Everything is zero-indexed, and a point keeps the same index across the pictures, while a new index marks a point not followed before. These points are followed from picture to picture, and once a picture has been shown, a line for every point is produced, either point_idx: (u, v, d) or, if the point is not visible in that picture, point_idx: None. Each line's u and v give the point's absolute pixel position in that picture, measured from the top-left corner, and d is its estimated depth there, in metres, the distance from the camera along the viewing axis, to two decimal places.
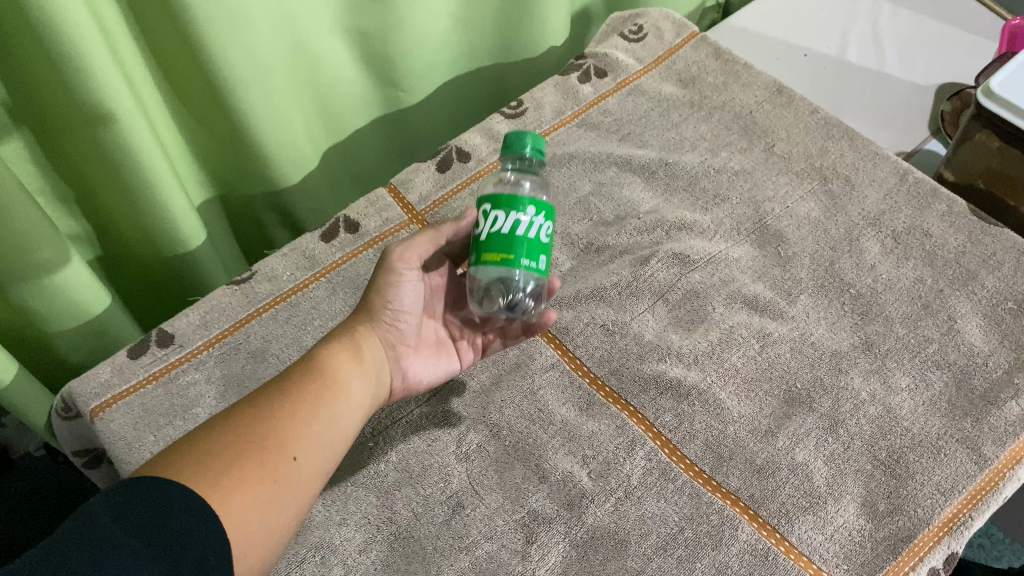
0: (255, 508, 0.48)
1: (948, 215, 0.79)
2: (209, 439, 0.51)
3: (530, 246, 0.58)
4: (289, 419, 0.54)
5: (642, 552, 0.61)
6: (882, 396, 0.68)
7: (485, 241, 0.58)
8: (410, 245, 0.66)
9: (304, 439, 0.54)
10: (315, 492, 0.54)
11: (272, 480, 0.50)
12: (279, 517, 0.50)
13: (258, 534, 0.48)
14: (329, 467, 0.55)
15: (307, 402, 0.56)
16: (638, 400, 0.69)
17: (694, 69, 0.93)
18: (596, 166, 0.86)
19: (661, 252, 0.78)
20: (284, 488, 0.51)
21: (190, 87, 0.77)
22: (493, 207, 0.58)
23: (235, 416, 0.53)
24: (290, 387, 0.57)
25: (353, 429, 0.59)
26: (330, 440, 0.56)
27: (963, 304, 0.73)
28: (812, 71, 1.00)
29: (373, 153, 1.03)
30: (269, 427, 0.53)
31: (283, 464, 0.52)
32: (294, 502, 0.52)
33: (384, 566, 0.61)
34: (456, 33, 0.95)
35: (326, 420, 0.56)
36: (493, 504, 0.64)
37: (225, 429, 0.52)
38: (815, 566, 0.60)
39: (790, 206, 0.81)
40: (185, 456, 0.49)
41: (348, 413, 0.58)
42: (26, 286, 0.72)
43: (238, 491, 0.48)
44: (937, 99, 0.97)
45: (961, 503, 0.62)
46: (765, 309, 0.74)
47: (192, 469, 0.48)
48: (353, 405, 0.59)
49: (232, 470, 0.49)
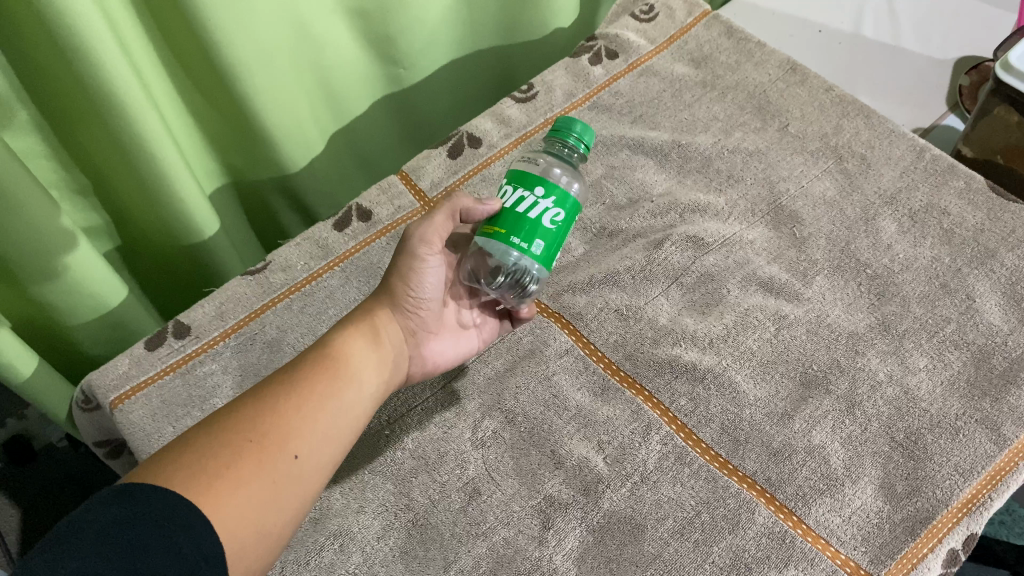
0: (248, 509, 0.48)
1: (965, 192, 0.78)
2: (206, 437, 0.51)
3: (521, 225, 0.58)
4: (293, 413, 0.54)
5: (658, 537, 0.61)
6: (900, 376, 0.68)
7: (493, 215, 0.61)
8: (432, 226, 0.63)
9: (305, 433, 0.53)
10: (318, 489, 0.54)
11: (269, 478, 0.50)
12: (279, 515, 0.50)
13: (254, 535, 0.48)
14: (333, 462, 0.55)
15: (314, 396, 0.56)
16: (653, 384, 0.69)
17: (706, 48, 0.92)
18: (608, 149, 0.85)
19: (675, 235, 0.77)
20: (282, 487, 0.51)
21: (199, 76, 0.77)
22: (510, 183, 0.61)
23: (239, 409, 0.53)
24: (295, 380, 0.56)
25: (360, 419, 0.58)
26: (335, 433, 0.55)
27: (982, 283, 0.72)
28: (826, 48, 0.99)
29: (380, 135, 1.03)
30: (270, 422, 0.53)
31: (283, 461, 0.52)
32: (294, 499, 0.51)
33: (402, 554, 0.62)
34: (456, 10, 0.94)
35: (331, 413, 0.56)
36: (510, 490, 0.64)
37: (225, 425, 0.52)
38: (833, 549, 0.60)
39: (805, 186, 0.80)
40: (180, 456, 0.49)
41: (358, 404, 0.58)
42: (54, 289, 0.74)
43: (233, 492, 0.48)
44: (955, 73, 0.96)
45: (981, 483, 0.62)
46: (780, 291, 0.74)
47: (190, 469, 0.48)
48: (363, 397, 0.59)
49: (227, 470, 0.49)
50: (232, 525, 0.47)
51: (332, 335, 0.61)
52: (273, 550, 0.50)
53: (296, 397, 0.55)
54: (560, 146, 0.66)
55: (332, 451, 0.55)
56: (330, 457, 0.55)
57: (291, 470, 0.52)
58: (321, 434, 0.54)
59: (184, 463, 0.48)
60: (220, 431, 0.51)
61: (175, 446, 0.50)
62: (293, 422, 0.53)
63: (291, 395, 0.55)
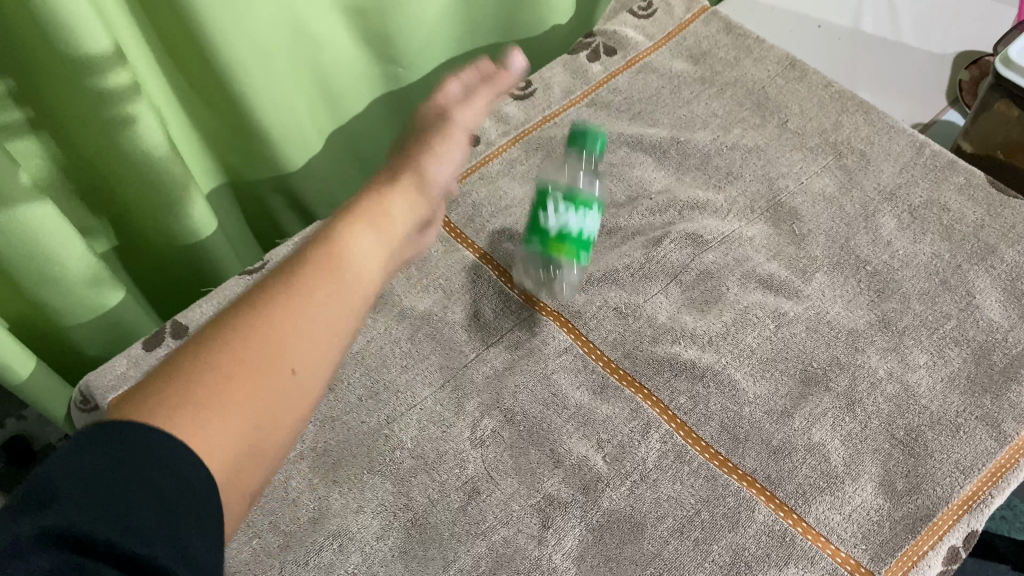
0: (247, 428, 0.41)
1: (965, 187, 0.78)
2: (195, 354, 0.42)
3: (578, 239, 0.70)
4: (285, 317, 0.45)
5: (658, 535, 0.61)
6: (900, 374, 0.67)
7: (546, 230, 0.70)
8: (474, 101, 0.74)
9: (301, 343, 0.45)
10: (316, 396, 0.46)
11: (264, 396, 0.42)
12: (283, 430, 0.44)
13: (258, 452, 0.42)
14: (339, 350, 0.47)
15: (313, 298, 0.46)
16: (652, 382, 0.69)
17: (705, 44, 0.92)
18: (607, 146, 0.85)
19: (674, 233, 0.77)
20: (281, 400, 0.43)
21: (197, 78, 0.77)
22: (561, 203, 0.71)
23: (219, 321, 0.44)
24: (290, 279, 0.47)
25: (373, 281, 0.52)
26: (349, 329, 0.49)
27: (982, 279, 0.72)
28: (826, 43, 0.99)
29: (379, 134, 1.03)
30: (259, 329, 0.44)
31: (278, 377, 0.43)
32: (293, 411, 0.44)
33: (401, 554, 0.61)
34: (454, 8, 0.94)
35: (342, 303, 0.48)
36: (509, 489, 0.64)
37: (208, 341, 0.43)
38: (834, 547, 0.60)
39: (804, 182, 0.80)
40: (163, 374, 0.41)
41: (366, 281, 0.51)
42: (51, 289, 0.74)
43: (221, 414, 0.40)
44: (954, 68, 0.95)
45: (982, 480, 0.62)
46: (779, 288, 0.74)
47: (160, 402, 0.39)
48: (369, 275, 0.52)
49: (219, 385, 0.41)
50: (216, 449, 0.39)
51: (331, 225, 0.54)
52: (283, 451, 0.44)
53: (288, 295, 0.46)
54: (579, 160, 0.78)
55: (344, 345, 0.48)
56: (329, 366, 0.47)
57: (288, 385, 0.43)
58: (316, 341, 0.45)
59: (153, 395, 0.39)
60: (202, 348, 0.42)
61: (151, 376, 0.41)
62: (287, 326, 0.45)
63: (287, 296, 0.46)
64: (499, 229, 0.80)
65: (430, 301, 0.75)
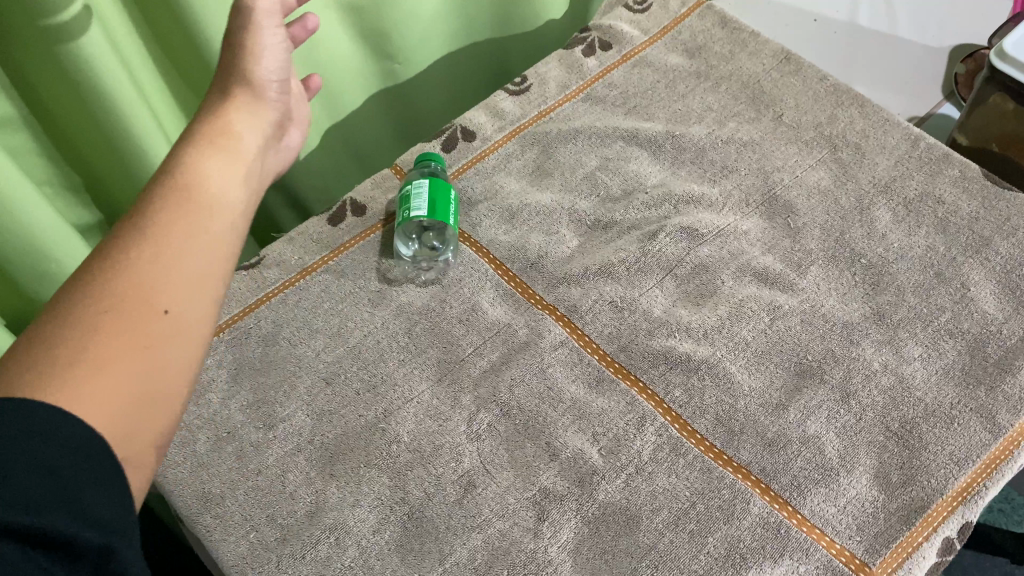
0: (129, 379, 0.44)
1: (960, 180, 0.78)
2: (54, 331, 0.44)
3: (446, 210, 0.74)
4: (147, 269, 0.48)
5: (653, 528, 0.61)
6: (894, 366, 0.68)
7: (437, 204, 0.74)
8: None
9: (169, 285, 0.48)
10: (203, 323, 0.50)
11: (143, 341, 0.46)
12: (180, 365, 0.47)
13: (150, 403, 0.45)
14: (218, 290, 0.51)
15: (172, 246, 0.49)
16: (647, 375, 0.69)
17: (700, 39, 0.92)
18: (603, 140, 0.85)
19: (669, 227, 0.77)
20: (165, 344, 0.47)
21: (191, 72, 0.77)
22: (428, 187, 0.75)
23: (82, 286, 0.47)
24: (144, 232, 0.50)
25: (241, 208, 0.56)
26: (216, 263, 0.52)
27: (977, 271, 0.72)
28: (823, 37, 0.99)
29: (375, 130, 1.03)
30: (121, 284, 0.47)
31: (154, 320, 0.47)
32: (185, 349, 0.48)
33: (397, 547, 0.62)
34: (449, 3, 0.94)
35: (201, 246, 0.51)
36: (505, 482, 0.64)
37: (72, 308, 0.45)
38: (829, 538, 0.60)
39: (800, 176, 0.80)
40: (35, 350, 0.43)
41: (229, 217, 0.54)
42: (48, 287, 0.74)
43: (96, 374, 0.43)
44: (949, 62, 0.96)
45: (976, 472, 0.62)
46: (774, 281, 0.74)
47: (33, 378, 0.42)
48: (232, 211, 0.55)
49: (93, 352, 0.44)
50: (102, 409, 0.42)
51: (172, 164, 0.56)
52: (184, 392, 0.48)
53: (146, 248, 0.49)
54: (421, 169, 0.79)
55: (219, 275, 0.52)
56: (205, 296, 0.50)
57: (166, 325, 0.47)
58: (185, 281, 0.49)
59: (26, 371, 0.42)
60: (69, 318, 0.45)
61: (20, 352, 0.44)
62: (152, 276, 0.48)
63: (141, 251, 0.49)
64: (495, 223, 0.80)
65: (426, 295, 0.75)
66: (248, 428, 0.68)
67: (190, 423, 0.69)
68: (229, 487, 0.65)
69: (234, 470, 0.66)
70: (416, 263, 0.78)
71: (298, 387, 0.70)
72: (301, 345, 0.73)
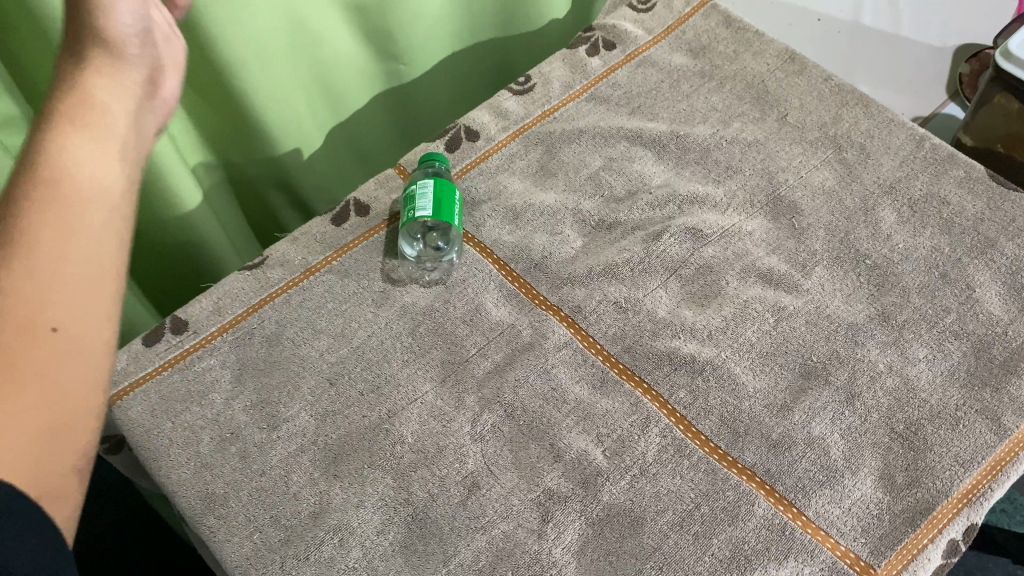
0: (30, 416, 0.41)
1: (966, 180, 0.78)
2: None
3: (452, 210, 0.74)
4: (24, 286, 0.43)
5: (658, 529, 0.61)
6: (899, 367, 0.67)
7: (441, 204, 0.73)
8: None
9: (52, 300, 0.44)
10: (98, 331, 0.46)
11: (32, 373, 0.42)
12: (80, 386, 0.44)
13: (58, 431, 0.42)
14: (107, 289, 0.47)
15: (43, 252, 0.44)
16: (652, 376, 0.69)
17: (704, 39, 0.92)
18: (607, 140, 0.85)
19: (673, 227, 0.77)
20: (58, 368, 0.43)
21: (195, 74, 0.77)
22: (431, 186, 0.74)
23: None
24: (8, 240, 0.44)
25: (117, 186, 0.52)
26: (99, 259, 0.47)
27: (982, 273, 0.72)
28: (826, 38, 1.03)
29: (379, 129, 1.03)
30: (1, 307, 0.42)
31: (42, 343, 0.42)
32: (79, 367, 0.44)
33: (401, 548, 0.62)
34: (454, 4, 0.94)
35: (80, 242, 0.46)
36: (509, 483, 0.64)
37: None
38: (833, 540, 0.60)
39: (804, 176, 0.80)
40: None
41: (103, 198, 0.49)
42: None
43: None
44: (955, 61, 1.01)
45: (981, 474, 0.62)
46: (779, 282, 0.74)
47: None
48: (108, 192, 0.50)
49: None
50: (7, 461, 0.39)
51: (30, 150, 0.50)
52: (88, 412, 0.45)
53: (14, 259, 0.43)
54: (427, 168, 0.78)
55: (105, 270, 0.48)
56: (95, 300, 0.46)
57: (56, 344, 0.43)
58: (70, 294, 0.45)
59: None
60: None
61: None
62: (35, 292, 0.43)
63: (11, 264, 0.43)
64: (499, 223, 0.80)
65: (429, 295, 0.75)
66: (251, 428, 0.68)
67: (193, 424, 0.68)
68: (232, 488, 0.65)
69: (237, 470, 0.66)
70: (420, 264, 0.77)
71: (302, 387, 0.70)
72: (305, 347, 0.72)
